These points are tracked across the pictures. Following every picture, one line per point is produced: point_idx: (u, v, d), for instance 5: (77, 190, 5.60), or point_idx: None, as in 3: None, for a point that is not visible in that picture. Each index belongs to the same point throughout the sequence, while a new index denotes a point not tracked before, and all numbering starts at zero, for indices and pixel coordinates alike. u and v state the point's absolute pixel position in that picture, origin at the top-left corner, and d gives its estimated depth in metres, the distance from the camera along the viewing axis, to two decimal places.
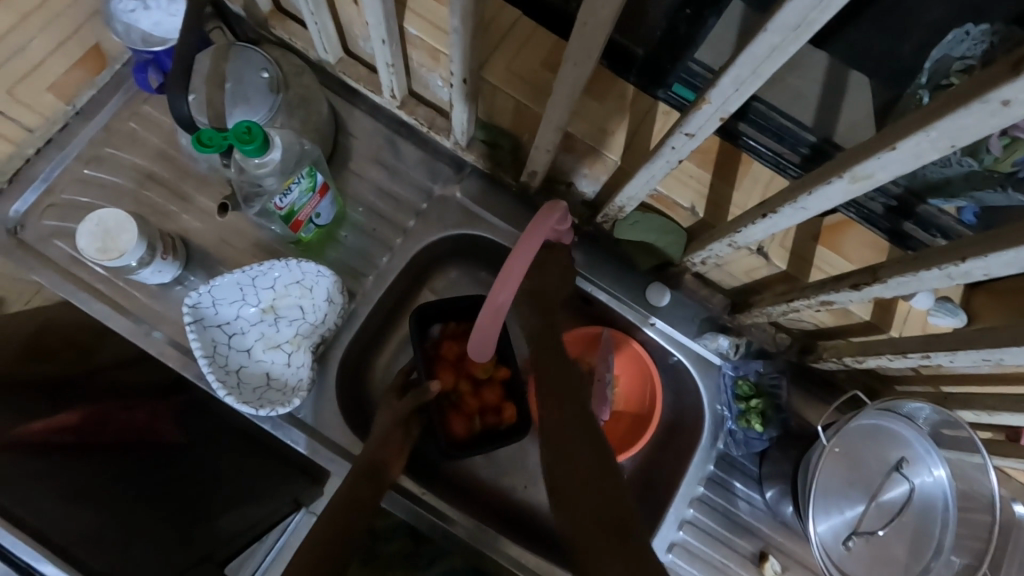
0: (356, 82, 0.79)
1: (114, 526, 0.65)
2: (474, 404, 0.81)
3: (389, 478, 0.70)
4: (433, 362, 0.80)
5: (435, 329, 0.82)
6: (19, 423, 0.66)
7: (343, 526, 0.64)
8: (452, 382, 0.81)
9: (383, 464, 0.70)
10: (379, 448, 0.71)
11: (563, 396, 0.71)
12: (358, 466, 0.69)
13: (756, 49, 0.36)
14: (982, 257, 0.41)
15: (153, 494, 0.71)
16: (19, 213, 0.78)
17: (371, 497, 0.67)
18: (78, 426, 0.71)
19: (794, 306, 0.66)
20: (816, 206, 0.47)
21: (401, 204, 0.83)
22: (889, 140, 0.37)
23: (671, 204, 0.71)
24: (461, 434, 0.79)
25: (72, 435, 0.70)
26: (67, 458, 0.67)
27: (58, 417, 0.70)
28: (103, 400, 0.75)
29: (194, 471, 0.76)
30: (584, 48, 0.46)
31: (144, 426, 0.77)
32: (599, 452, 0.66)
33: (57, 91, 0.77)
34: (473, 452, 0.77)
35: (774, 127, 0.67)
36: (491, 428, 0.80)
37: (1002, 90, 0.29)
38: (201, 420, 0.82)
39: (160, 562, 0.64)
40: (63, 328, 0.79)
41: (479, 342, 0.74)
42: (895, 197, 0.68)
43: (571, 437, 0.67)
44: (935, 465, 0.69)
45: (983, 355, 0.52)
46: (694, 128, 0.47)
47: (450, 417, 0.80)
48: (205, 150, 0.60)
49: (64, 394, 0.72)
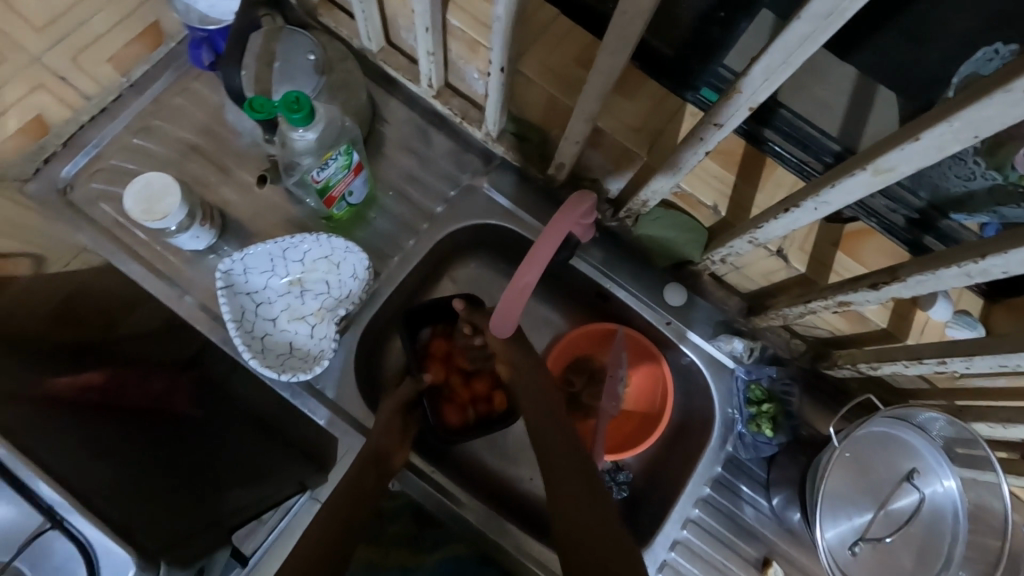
0: (396, 72, 0.83)
1: (129, 478, 0.66)
2: (466, 396, 0.84)
3: (395, 466, 0.71)
4: (422, 359, 0.83)
5: (426, 332, 0.84)
6: (46, 377, 0.69)
7: (345, 512, 0.62)
8: (443, 376, 0.84)
9: (388, 451, 0.71)
10: (382, 437, 0.72)
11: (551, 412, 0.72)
12: (364, 453, 0.70)
13: (788, 38, 0.38)
14: (1001, 255, 0.42)
15: (164, 459, 0.73)
16: (69, 175, 0.82)
17: (375, 486, 0.67)
18: (101, 386, 0.75)
19: (810, 308, 0.67)
20: (838, 200, 0.49)
21: (430, 191, 0.86)
22: (913, 132, 0.38)
23: (694, 203, 0.71)
24: (457, 424, 0.81)
25: (95, 394, 0.73)
26: (95, 413, 0.71)
27: (83, 374, 0.74)
28: (124, 366, 0.80)
29: (204, 445, 0.80)
30: (620, 37, 0.48)
31: (160, 396, 0.82)
32: (587, 478, 0.64)
33: (115, 63, 0.80)
34: (474, 435, 0.79)
35: (798, 134, 0.70)
36: (484, 415, 0.83)
37: (1022, 81, 0.31)
38: (214, 397, 0.88)
39: (165, 520, 0.65)
40: (98, 297, 0.80)
41: (505, 326, 0.75)
42: (916, 211, 0.70)
43: (562, 467, 0.65)
44: (946, 476, 0.69)
45: (999, 361, 0.53)
46: (723, 119, 0.49)
47: (441, 405, 0.82)
48: (255, 115, 0.63)
49: (94, 354, 0.77)
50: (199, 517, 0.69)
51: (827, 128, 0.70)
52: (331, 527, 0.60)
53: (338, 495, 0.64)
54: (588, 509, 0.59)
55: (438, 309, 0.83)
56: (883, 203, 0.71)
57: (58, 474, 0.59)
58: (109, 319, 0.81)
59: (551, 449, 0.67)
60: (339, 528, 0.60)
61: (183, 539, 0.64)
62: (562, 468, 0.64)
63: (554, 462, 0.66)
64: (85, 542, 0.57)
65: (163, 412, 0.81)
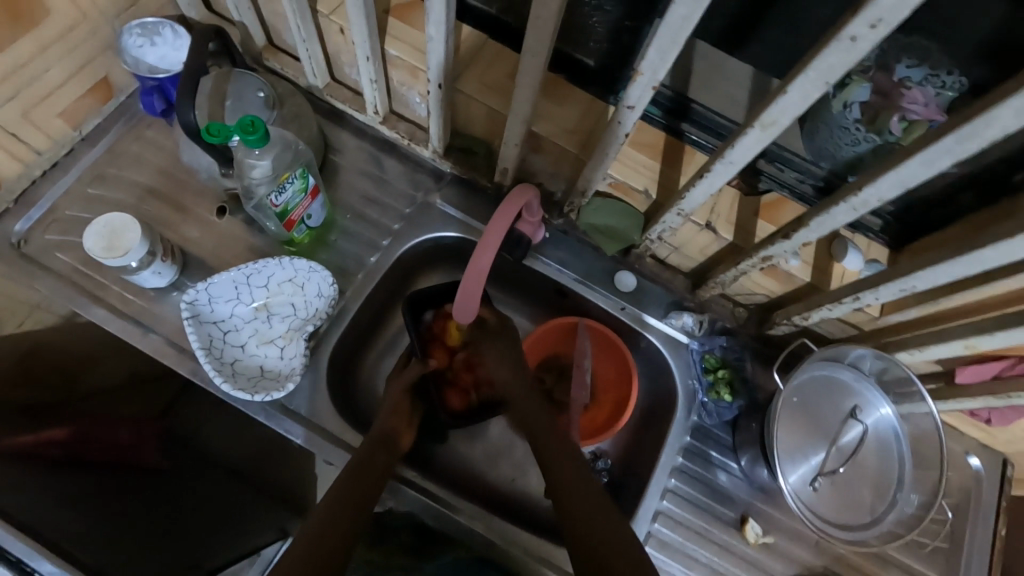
0: (343, 104, 0.90)
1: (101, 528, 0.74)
2: (468, 380, 0.87)
3: (400, 448, 0.76)
4: (427, 343, 0.86)
5: (429, 315, 0.86)
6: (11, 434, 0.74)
7: (358, 501, 0.67)
8: (446, 361, 0.87)
9: (393, 434, 0.77)
10: (387, 422, 0.77)
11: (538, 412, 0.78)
12: (371, 436, 0.74)
13: (670, 19, 0.46)
14: (873, 184, 0.50)
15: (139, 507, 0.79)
16: (23, 229, 0.83)
17: (384, 466, 0.72)
18: (67, 441, 0.78)
19: (741, 269, 0.75)
20: (740, 158, 0.56)
21: (386, 210, 0.90)
22: (782, 87, 0.47)
23: (628, 190, 0.78)
24: (459, 406, 0.86)
25: (60, 449, 0.76)
26: (58, 472, 0.75)
27: (45, 432, 0.77)
28: (88, 422, 0.81)
29: (182, 491, 0.82)
30: (538, 38, 0.56)
31: (127, 445, 0.82)
32: (579, 467, 0.70)
33: (66, 118, 0.83)
34: (468, 423, 0.85)
35: (714, 124, 0.78)
36: (486, 400, 0.86)
37: (848, 29, 0.39)
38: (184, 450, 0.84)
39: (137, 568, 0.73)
40: (55, 353, 0.82)
41: (466, 309, 0.77)
42: (821, 179, 0.78)
43: (565, 466, 0.70)
44: (882, 406, 0.76)
45: (900, 286, 0.60)
46: (634, 100, 0.57)
47: (445, 388, 0.87)
48: (213, 139, 0.68)
49: (50, 414, 0.79)
50: (178, 560, 0.76)
51: (733, 115, 0.78)
52: (338, 525, 0.64)
53: (342, 492, 0.67)
54: (590, 509, 0.65)
55: (443, 293, 0.86)
56: (792, 175, 0.79)
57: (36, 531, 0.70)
58: (66, 375, 0.82)
59: (550, 452, 0.72)
60: (348, 525, 0.64)
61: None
62: (558, 462, 0.71)
63: (555, 462, 0.71)
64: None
65: (127, 467, 0.80)
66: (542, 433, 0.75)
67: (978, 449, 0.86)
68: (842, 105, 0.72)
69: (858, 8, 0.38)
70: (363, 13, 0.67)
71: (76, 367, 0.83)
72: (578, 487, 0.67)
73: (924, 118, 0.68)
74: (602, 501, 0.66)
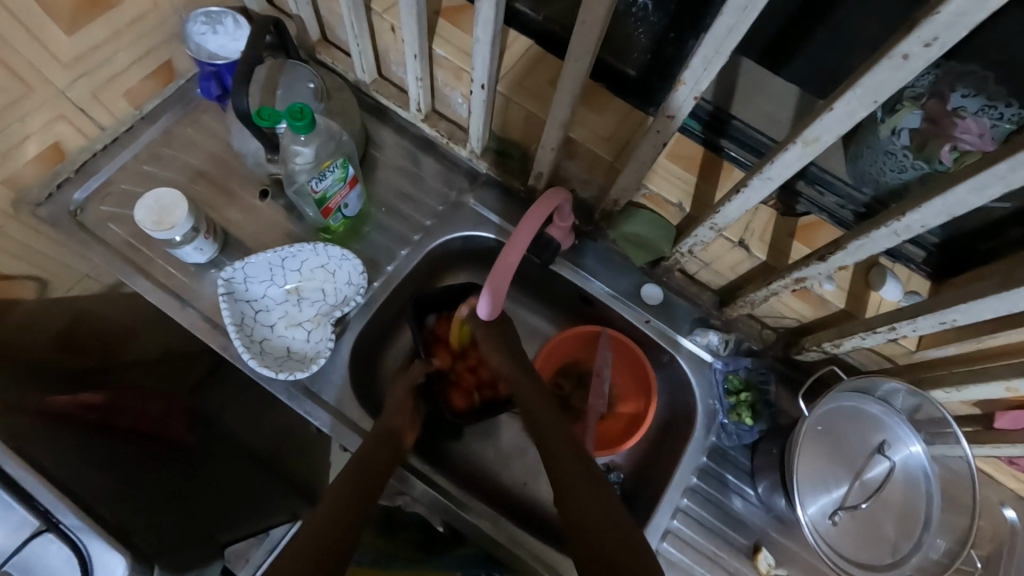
0: (388, 100, 0.92)
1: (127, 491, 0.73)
2: (471, 381, 0.90)
3: (404, 444, 0.76)
4: (430, 345, 0.88)
5: (431, 318, 0.89)
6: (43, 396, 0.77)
7: (357, 498, 0.65)
8: (449, 362, 0.89)
9: (399, 431, 0.77)
10: (395, 417, 0.78)
11: (543, 417, 0.74)
12: (376, 432, 0.75)
13: (716, 30, 0.47)
14: (917, 210, 0.48)
15: (160, 473, 0.81)
16: (80, 200, 0.88)
17: (388, 460, 0.72)
18: (100, 405, 0.84)
19: (773, 289, 0.73)
20: (779, 175, 0.55)
21: (420, 206, 0.92)
22: (828, 103, 0.46)
23: (662, 203, 0.79)
24: (462, 407, 0.88)
25: (96, 414, 0.82)
26: (91, 432, 0.78)
27: (82, 395, 0.82)
28: (120, 392, 0.89)
29: (200, 466, 0.88)
30: (583, 43, 0.56)
31: (157, 419, 0.90)
32: (591, 471, 0.66)
33: (130, 98, 0.88)
34: (473, 421, 0.87)
35: (750, 141, 0.76)
36: (488, 400, 0.88)
37: (900, 47, 0.38)
38: (208, 431, 0.96)
39: (166, 526, 0.72)
40: (99, 325, 0.91)
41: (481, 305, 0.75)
42: (862, 206, 0.77)
43: (575, 470, 0.66)
44: (912, 442, 0.73)
45: (939, 319, 0.58)
46: (674, 109, 0.57)
47: (448, 389, 0.89)
48: (263, 122, 0.72)
49: (90, 381, 0.86)
50: (196, 530, 0.78)
51: (774, 134, 0.77)
52: (339, 522, 0.61)
53: (350, 486, 0.66)
54: (597, 506, 0.61)
55: (447, 297, 0.88)
56: (832, 200, 0.77)
57: (60, 480, 0.66)
58: (106, 346, 0.91)
59: (562, 459, 0.68)
60: (353, 516, 0.62)
61: (181, 546, 0.72)
62: (565, 465, 0.67)
63: (565, 469, 0.67)
64: (83, 548, 0.63)
65: (156, 436, 0.87)
66: (550, 433, 0.72)
67: (1014, 500, 0.81)
68: (890, 130, 0.70)
69: (913, 25, 0.37)
70: (414, 13, 0.69)
71: (118, 341, 0.94)
72: (585, 492, 0.63)
73: (976, 149, 0.66)
74: (609, 505, 0.61)
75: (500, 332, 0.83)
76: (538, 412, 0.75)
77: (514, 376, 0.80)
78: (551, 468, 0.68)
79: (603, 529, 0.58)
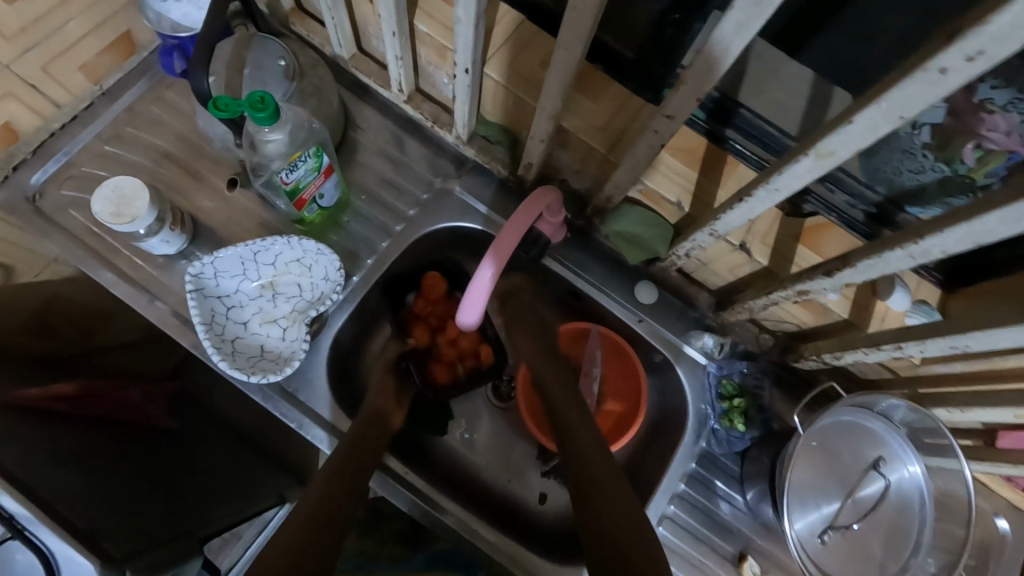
0: (368, 78, 0.85)
1: (101, 486, 0.70)
2: (453, 353, 0.87)
3: (390, 425, 0.75)
4: (407, 325, 0.86)
5: (411, 297, 0.87)
6: (15, 388, 0.71)
7: (343, 494, 0.61)
8: (428, 338, 0.86)
9: (385, 412, 0.76)
10: (379, 399, 0.76)
11: (559, 396, 0.72)
12: (362, 415, 0.73)
13: (725, 25, 0.41)
14: (938, 234, 0.43)
15: (138, 464, 0.77)
16: (39, 183, 0.83)
17: (375, 445, 0.70)
18: (74, 395, 0.78)
19: (773, 299, 0.68)
20: (788, 186, 0.50)
21: (403, 194, 0.87)
22: (848, 115, 0.40)
23: (659, 200, 0.74)
24: (446, 381, 0.86)
25: (65, 404, 0.76)
26: (64, 423, 0.74)
27: (52, 386, 0.76)
28: (96, 378, 0.82)
29: (186, 453, 0.85)
30: (574, 31, 0.50)
31: (137, 404, 0.85)
32: (608, 464, 0.62)
33: (87, 73, 0.82)
34: (457, 393, 0.85)
35: (758, 133, 0.70)
36: (472, 370, 0.87)
37: (938, 59, 0.33)
38: (189, 409, 0.91)
39: (147, 524, 0.71)
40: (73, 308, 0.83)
41: (483, 272, 0.69)
42: (874, 205, 0.70)
43: (595, 460, 0.62)
44: (911, 462, 0.70)
45: (949, 343, 0.54)
46: (674, 110, 0.51)
47: (429, 364, 0.86)
48: (220, 114, 0.64)
49: (59, 367, 0.79)
50: (176, 526, 0.74)
51: (786, 127, 0.71)
52: (327, 506, 0.59)
53: (338, 469, 0.64)
54: (622, 501, 0.57)
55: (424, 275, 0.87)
56: (842, 198, 0.71)
57: (23, 482, 0.61)
58: (84, 331, 0.84)
59: (584, 447, 0.65)
60: (344, 499, 0.61)
61: (162, 543, 0.70)
62: (584, 453, 0.63)
63: (582, 459, 0.63)
64: (49, 554, 0.59)
65: (139, 422, 0.83)
66: (568, 417, 0.69)
67: (1007, 511, 0.79)
68: (910, 126, 0.64)
69: (957, 34, 0.31)
70: None
71: (99, 324, 0.86)
72: (604, 484, 0.59)
73: (1003, 148, 0.61)
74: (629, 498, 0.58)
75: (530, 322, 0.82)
76: (557, 396, 0.72)
77: (538, 362, 0.77)
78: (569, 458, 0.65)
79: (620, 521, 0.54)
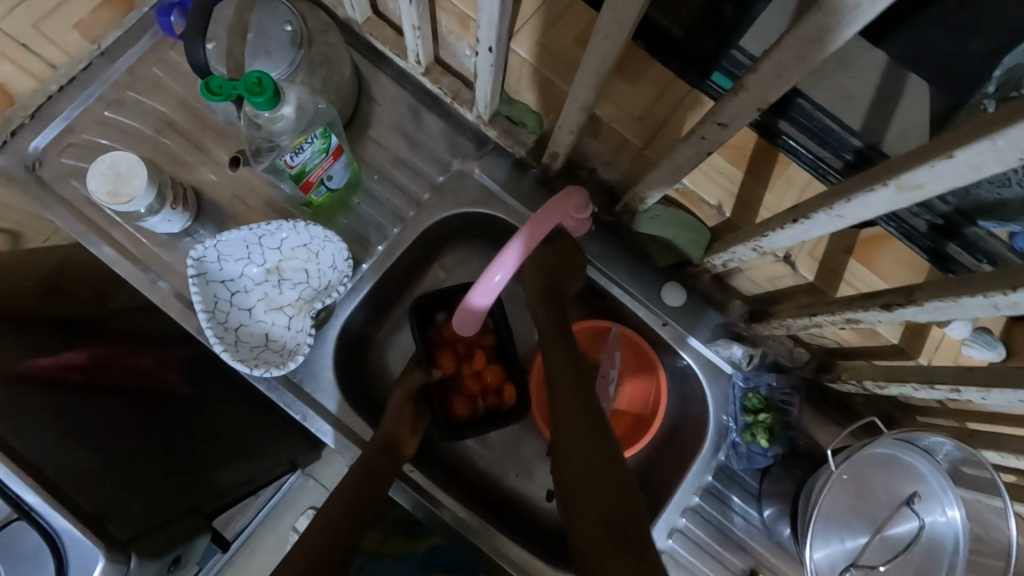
0: (383, 45, 0.77)
1: (115, 451, 0.64)
2: (476, 387, 0.80)
3: (404, 453, 0.72)
4: (434, 349, 0.80)
5: (440, 317, 0.80)
6: (25, 358, 0.63)
7: (349, 501, 0.65)
8: (453, 366, 0.80)
9: (397, 439, 0.72)
10: (392, 427, 0.73)
11: (558, 383, 0.67)
12: (375, 439, 0.71)
13: (804, 29, 0.33)
14: None
15: (155, 418, 0.73)
16: (38, 150, 0.79)
17: (386, 472, 0.69)
18: (86, 364, 0.70)
19: (816, 321, 0.62)
20: (854, 214, 0.43)
21: (418, 176, 0.81)
22: (947, 147, 0.33)
23: (696, 201, 0.66)
24: (463, 415, 0.79)
25: (79, 374, 0.68)
26: (82, 395, 0.66)
27: (64, 355, 0.68)
28: (108, 347, 0.75)
29: (200, 416, 0.79)
30: (616, 19, 0.42)
31: (151, 371, 0.78)
32: (608, 466, 0.60)
33: (82, 30, 0.76)
34: (477, 432, 0.77)
35: (817, 127, 0.62)
36: (492, 409, 0.79)
37: None
38: (207, 372, 0.85)
39: (161, 494, 0.67)
40: (82, 271, 0.80)
41: (490, 276, 0.65)
42: (941, 215, 0.61)
43: (591, 464, 0.60)
44: (950, 505, 0.65)
45: (1018, 397, 0.47)
46: (728, 117, 0.44)
47: (451, 397, 0.80)
48: (213, 98, 0.59)
49: (71, 335, 0.71)
50: (183, 500, 0.71)
51: (848, 122, 0.63)
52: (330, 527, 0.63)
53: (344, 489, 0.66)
54: (625, 511, 0.56)
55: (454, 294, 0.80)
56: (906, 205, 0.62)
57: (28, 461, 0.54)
58: (96, 294, 0.81)
59: (581, 440, 0.62)
60: (339, 526, 0.63)
61: (170, 521, 0.67)
62: (581, 450, 0.61)
63: (576, 458, 0.61)
64: (55, 534, 0.54)
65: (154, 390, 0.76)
66: (567, 416, 0.65)
67: None
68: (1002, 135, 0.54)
69: None
70: None
71: (110, 287, 0.82)
72: (598, 495, 0.57)
73: None
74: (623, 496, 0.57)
75: (550, 302, 0.73)
76: (560, 387, 0.67)
77: (548, 343, 0.71)
78: (563, 450, 0.63)
79: (611, 545, 0.52)
